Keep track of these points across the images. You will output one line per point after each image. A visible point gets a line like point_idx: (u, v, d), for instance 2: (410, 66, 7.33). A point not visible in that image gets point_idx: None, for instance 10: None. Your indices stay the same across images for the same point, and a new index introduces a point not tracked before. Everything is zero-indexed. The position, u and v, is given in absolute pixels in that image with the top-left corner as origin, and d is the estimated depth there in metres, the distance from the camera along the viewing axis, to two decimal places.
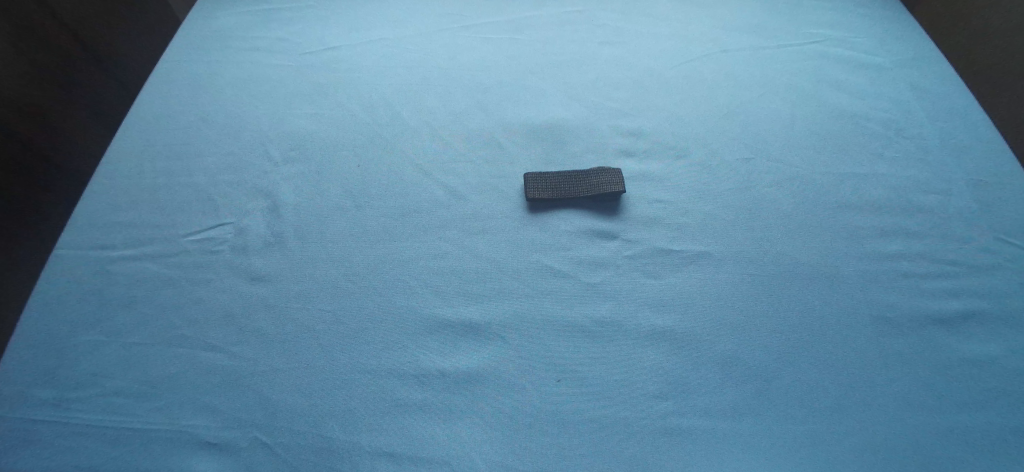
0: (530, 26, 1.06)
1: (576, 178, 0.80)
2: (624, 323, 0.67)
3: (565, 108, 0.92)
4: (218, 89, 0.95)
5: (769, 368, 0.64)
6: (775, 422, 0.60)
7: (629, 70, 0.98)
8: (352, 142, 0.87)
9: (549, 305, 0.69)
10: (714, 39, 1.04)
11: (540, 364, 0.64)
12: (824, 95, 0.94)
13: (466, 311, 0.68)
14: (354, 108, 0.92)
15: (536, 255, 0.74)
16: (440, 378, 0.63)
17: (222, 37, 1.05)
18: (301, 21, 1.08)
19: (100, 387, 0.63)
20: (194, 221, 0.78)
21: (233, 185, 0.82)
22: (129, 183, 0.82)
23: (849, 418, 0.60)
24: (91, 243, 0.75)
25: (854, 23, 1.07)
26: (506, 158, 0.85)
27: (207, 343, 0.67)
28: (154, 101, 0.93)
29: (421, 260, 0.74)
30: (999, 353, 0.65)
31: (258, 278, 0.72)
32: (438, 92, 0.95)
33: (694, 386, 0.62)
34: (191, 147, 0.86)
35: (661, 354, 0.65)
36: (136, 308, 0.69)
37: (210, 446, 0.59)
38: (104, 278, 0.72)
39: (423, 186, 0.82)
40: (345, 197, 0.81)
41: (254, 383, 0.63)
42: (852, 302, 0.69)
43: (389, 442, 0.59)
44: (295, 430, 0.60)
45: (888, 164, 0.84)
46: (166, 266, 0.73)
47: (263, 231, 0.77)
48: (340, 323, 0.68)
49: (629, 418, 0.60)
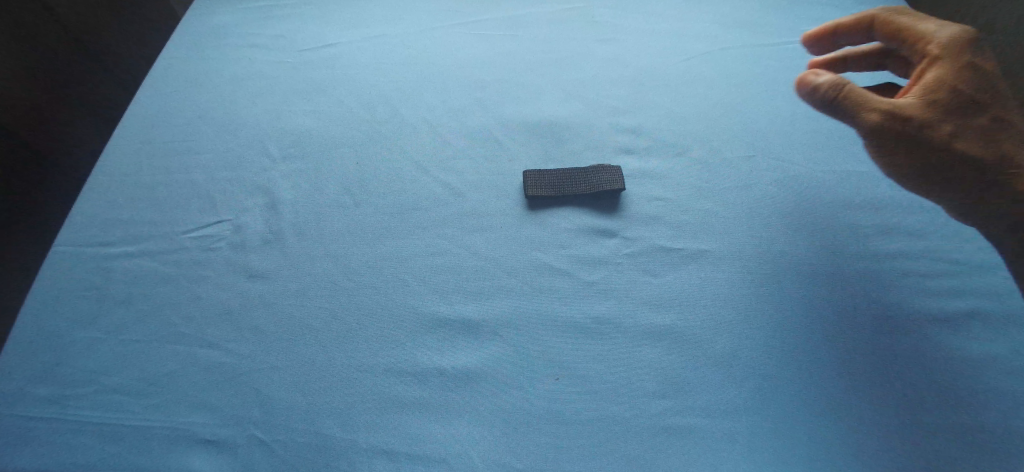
0: (526, 23, 1.06)
1: (575, 175, 0.80)
2: (621, 322, 0.67)
3: (563, 105, 0.92)
4: (216, 85, 0.95)
5: (768, 367, 0.63)
6: (775, 421, 0.60)
7: (625, 68, 0.98)
8: (350, 139, 0.87)
9: (548, 303, 0.69)
10: (712, 36, 1.03)
11: (540, 363, 0.64)
12: None
13: (464, 309, 0.68)
14: (352, 104, 0.92)
15: (534, 252, 0.74)
16: (438, 376, 0.63)
17: (220, 35, 1.05)
18: (298, 18, 1.07)
19: (97, 384, 0.63)
20: (193, 219, 0.77)
21: (231, 182, 0.82)
22: (126, 179, 0.81)
23: (848, 417, 0.60)
24: (89, 240, 0.75)
25: (854, 20, 1.06)
26: (504, 155, 0.85)
27: (205, 340, 0.66)
28: (152, 98, 0.93)
29: (420, 257, 0.73)
30: (1003, 352, 0.64)
31: (256, 275, 0.72)
32: (436, 88, 0.95)
33: (693, 384, 0.62)
34: (189, 144, 0.86)
35: (660, 352, 0.65)
36: (133, 305, 0.69)
37: (209, 444, 0.60)
38: (102, 274, 0.72)
39: (421, 184, 0.82)
40: (343, 193, 0.81)
41: (252, 380, 0.63)
42: (851, 301, 0.69)
43: (387, 439, 0.59)
44: (293, 428, 0.60)
45: None
46: (164, 262, 0.73)
47: (260, 228, 0.77)
48: (338, 321, 0.68)
49: (626, 415, 0.60)
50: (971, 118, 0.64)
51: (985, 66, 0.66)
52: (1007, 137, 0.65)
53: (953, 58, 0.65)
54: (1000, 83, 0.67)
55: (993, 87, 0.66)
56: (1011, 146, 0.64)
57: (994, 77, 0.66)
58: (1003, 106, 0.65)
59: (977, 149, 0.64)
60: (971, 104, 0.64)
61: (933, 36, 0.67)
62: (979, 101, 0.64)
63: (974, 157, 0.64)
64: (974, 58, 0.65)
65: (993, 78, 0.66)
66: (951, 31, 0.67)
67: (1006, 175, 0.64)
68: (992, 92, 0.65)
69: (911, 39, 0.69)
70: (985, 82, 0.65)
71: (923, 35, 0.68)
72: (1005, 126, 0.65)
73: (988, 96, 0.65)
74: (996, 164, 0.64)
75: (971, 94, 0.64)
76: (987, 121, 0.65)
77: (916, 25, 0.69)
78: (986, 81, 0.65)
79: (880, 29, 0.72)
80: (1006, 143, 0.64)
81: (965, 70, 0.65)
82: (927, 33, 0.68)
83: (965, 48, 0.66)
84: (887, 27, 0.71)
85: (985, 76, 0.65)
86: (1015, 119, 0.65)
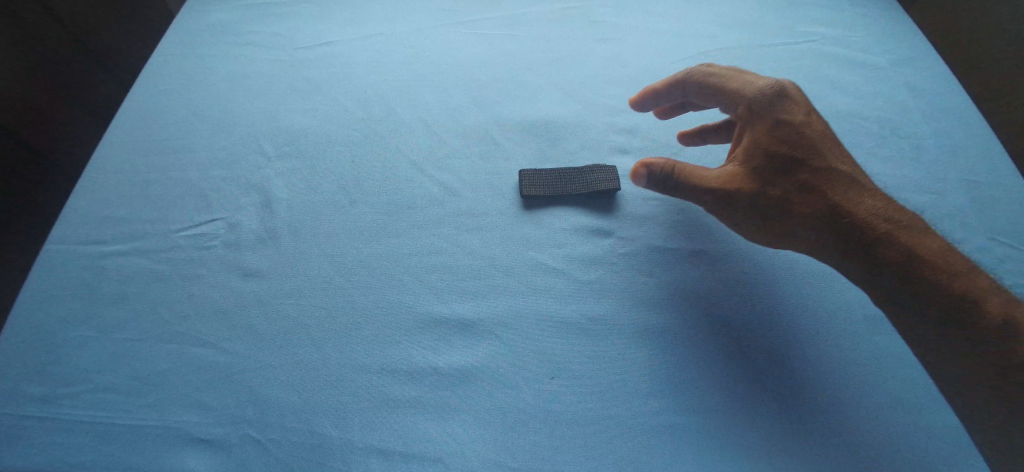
0: (525, 21, 1.05)
1: (571, 175, 0.80)
2: (616, 321, 0.68)
3: (560, 105, 0.92)
4: (211, 83, 0.94)
5: (762, 366, 0.64)
6: (767, 420, 0.60)
7: (623, 67, 0.98)
8: (346, 137, 0.87)
9: (543, 302, 0.69)
10: (710, 36, 1.03)
11: (535, 362, 0.64)
12: (819, 93, 0.94)
13: (460, 308, 0.68)
14: (349, 103, 0.92)
15: (530, 252, 0.74)
16: (433, 374, 0.63)
17: (216, 30, 1.03)
18: (296, 15, 1.06)
19: (90, 383, 0.63)
20: (187, 217, 0.77)
21: (225, 180, 0.81)
22: (120, 177, 0.81)
23: (839, 415, 0.61)
24: (82, 238, 0.74)
25: (851, 20, 1.06)
26: (500, 155, 0.85)
27: (199, 339, 0.66)
28: (147, 95, 0.92)
29: (416, 257, 0.73)
30: None
31: (251, 274, 0.72)
32: (434, 87, 0.94)
33: (686, 383, 0.63)
34: (184, 141, 0.86)
35: (654, 351, 0.65)
36: (127, 304, 0.69)
37: (203, 443, 0.60)
38: (95, 273, 0.71)
39: (417, 183, 0.81)
40: (339, 193, 0.80)
41: (246, 379, 0.63)
42: (844, 301, 0.69)
43: (382, 438, 0.59)
44: (287, 427, 0.60)
45: (884, 163, 0.84)
46: (158, 261, 0.73)
47: (256, 227, 0.76)
48: (333, 320, 0.68)
49: (619, 415, 0.61)
50: (787, 174, 0.71)
51: (795, 121, 0.74)
52: (833, 187, 0.70)
53: (761, 120, 0.74)
54: (823, 135, 0.74)
55: (809, 140, 0.73)
56: (836, 195, 0.69)
57: (807, 130, 0.74)
58: (823, 158, 0.72)
59: (806, 204, 0.69)
60: (783, 161, 0.71)
61: (744, 99, 0.75)
62: (791, 156, 0.71)
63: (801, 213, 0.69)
64: (780, 116, 0.74)
65: (806, 132, 0.73)
66: (761, 90, 0.75)
67: (838, 225, 0.68)
68: (809, 145, 0.72)
69: (731, 104, 0.77)
70: (798, 136, 0.73)
71: (738, 100, 0.76)
72: (828, 177, 0.71)
73: (802, 150, 0.72)
74: (821, 217, 0.68)
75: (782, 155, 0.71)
76: (807, 176, 0.71)
77: (730, 85, 0.76)
78: (799, 135, 0.73)
79: (704, 94, 0.79)
80: (831, 194, 0.69)
81: (772, 128, 0.73)
82: (740, 94, 0.75)
83: (772, 107, 0.74)
84: (707, 90, 0.79)
85: (796, 132, 0.73)
86: (836, 169, 0.71)
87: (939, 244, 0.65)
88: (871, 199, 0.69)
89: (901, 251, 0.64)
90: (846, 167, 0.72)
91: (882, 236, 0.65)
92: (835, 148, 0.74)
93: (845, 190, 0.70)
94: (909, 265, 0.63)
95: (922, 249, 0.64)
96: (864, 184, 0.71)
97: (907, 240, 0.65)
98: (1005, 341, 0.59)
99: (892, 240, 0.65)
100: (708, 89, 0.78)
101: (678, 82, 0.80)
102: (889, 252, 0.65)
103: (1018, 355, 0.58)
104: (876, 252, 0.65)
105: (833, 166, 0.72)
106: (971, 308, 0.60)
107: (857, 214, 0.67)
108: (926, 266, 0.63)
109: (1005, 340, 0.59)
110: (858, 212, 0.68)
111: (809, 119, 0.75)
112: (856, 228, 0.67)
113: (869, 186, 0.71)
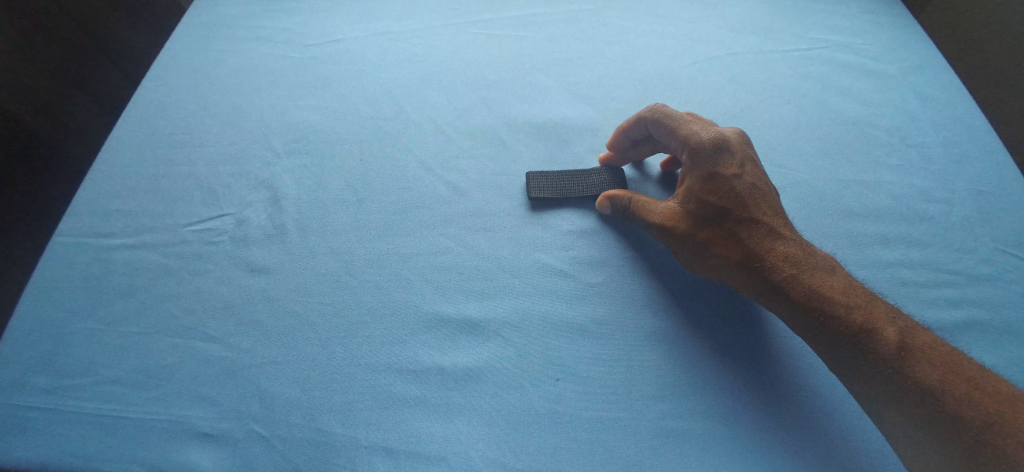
0: (535, 22, 1.05)
1: (577, 177, 0.80)
2: (622, 324, 0.68)
3: (570, 107, 0.92)
4: (221, 78, 0.95)
5: (766, 372, 0.64)
6: (771, 426, 0.60)
7: (632, 71, 0.98)
8: (355, 135, 0.87)
9: (548, 304, 0.69)
10: (720, 41, 1.03)
11: (540, 364, 0.64)
12: (827, 101, 0.94)
13: (467, 309, 0.68)
14: (357, 100, 0.92)
15: (537, 253, 0.74)
16: (438, 373, 0.63)
17: (226, 25, 1.04)
18: (306, 11, 1.06)
19: (97, 375, 0.63)
20: (194, 212, 0.77)
21: (233, 176, 0.81)
22: (128, 171, 0.81)
23: (844, 424, 0.61)
24: (90, 230, 0.74)
25: (862, 28, 1.06)
26: (509, 156, 0.85)
27: (205, 334, 0.66)
28: (157, 90, 0.92)
29: (423, 256, 0.73)
30: (996, 363, 0.66)
31: (258, 270, 0.72)
32: (442, 86, 0.94)
33: (688, 388, 0.63)
34: (193, 136, 0.86)
35: (658, 355, 0.65)
36: (134, 297, 0.69)
37: (208, 438, 0.60)
38: (103, 266, 0.71)
39: (425, 182, 0.81)
40: (347, 190, 0.80)
41: (253, 374, 0.63)
42: None
43: (388, 438, 0.60)
44: (294, 424, 0.60)
45: (893, 172, 0.84)
46: (165, 255, 0.73)
47: (264, 222, 0.76)
48: (341, 317, 0.68)
49: (623, 417, 0.61)
50: (711, 221, 0.67)
51: (729, 170, 0.68)
52: (754, 232, 0.66)
53: (696, 167, 0.69)
54: (759, 183, 0.68)
55: (739, 188, 0.67)
56: (754, 241, 0.66)
57: (741, 181, 0.67)
58: (750, 205, 0.67)
59: (726, 250, 0.66)
60: (708, 209, 0.67)
61: (685, 141, 0.70)
62: (718, 205, 0.67)
63: (732, 260, 0.66)
64: (717, 166, 0.68)
65: (740, 182, 0.67)
66: (707, 136, 0.69)
67: (755, 269, 0.65)
68: (739, 195, 0.67)
69: (675, 144, 0.72)
70: (730, 187, 0.67)
71: (680, 141, 0.71)
72: (750, 225, 0.66)
73: (731, 200, 0.67)
74: (743, 265, 0.66)
75: (714, 202, 0.67)
76: (731, 224, 0.67)
77: (681, 127, 0.70)
78: (731, 186, 0.67)
79: (657, 136, 0.74)
80: (749, 239, 0.66)
81: (705, 178, 0.68)
82: (683, 135, 0.70)
83: (713, 157, 0.68)
84: (658, 127, 0.73)
85: (727, 182, 0.67)
86: (761, 218, 0.67)
87: (843, 283, 0.62)
88: (791, 248, 0.65)
89: (807, 293, 0.62)
90: (771, 213, 0.67)
91: (790, 278, 0.63)
92: (770, 194, 0.68)
93: (766, 240, 0.66)
94: (814, 305, 0.61)
95: (833, 294, 0.61)
96: (788, 232, 0.66)
97: (823, 288, 0.62)
98: (904, 367, 0.56)
99: (800, 281, 0.63)
100: (657, 125, 0.73)
101: (634, 125, 0.76)
102: (803, 294, 0.62)
103: (916, 379, 0.55)
104: (788, 294, 0.63)
105: (760, 215, 0.67)
106: (875, 343, 0.58)
107: (774, 261, 0.64)
108: (837, 312, 0.60)
109: (901, 364, 0.56)
110: (773, 258, 0.65)
111: (748, 165, 0.68)
112: (769, 273, 0.64)
113: (793, 236, 0.66)
